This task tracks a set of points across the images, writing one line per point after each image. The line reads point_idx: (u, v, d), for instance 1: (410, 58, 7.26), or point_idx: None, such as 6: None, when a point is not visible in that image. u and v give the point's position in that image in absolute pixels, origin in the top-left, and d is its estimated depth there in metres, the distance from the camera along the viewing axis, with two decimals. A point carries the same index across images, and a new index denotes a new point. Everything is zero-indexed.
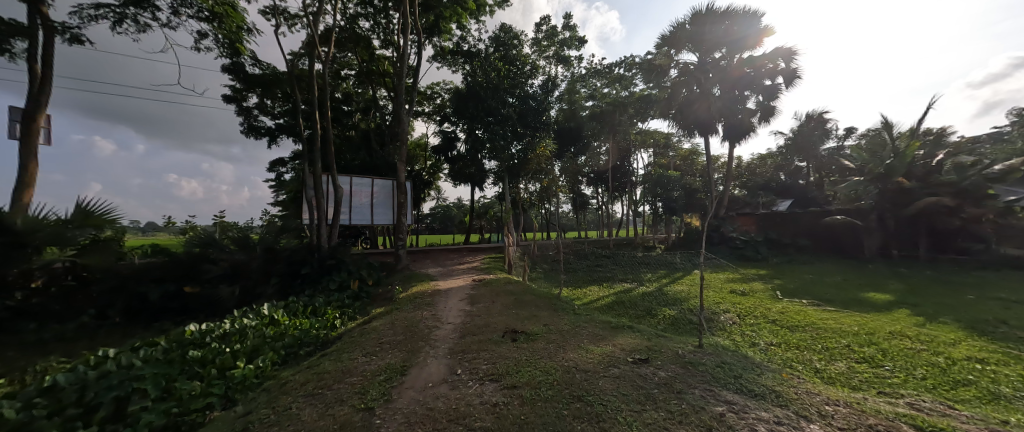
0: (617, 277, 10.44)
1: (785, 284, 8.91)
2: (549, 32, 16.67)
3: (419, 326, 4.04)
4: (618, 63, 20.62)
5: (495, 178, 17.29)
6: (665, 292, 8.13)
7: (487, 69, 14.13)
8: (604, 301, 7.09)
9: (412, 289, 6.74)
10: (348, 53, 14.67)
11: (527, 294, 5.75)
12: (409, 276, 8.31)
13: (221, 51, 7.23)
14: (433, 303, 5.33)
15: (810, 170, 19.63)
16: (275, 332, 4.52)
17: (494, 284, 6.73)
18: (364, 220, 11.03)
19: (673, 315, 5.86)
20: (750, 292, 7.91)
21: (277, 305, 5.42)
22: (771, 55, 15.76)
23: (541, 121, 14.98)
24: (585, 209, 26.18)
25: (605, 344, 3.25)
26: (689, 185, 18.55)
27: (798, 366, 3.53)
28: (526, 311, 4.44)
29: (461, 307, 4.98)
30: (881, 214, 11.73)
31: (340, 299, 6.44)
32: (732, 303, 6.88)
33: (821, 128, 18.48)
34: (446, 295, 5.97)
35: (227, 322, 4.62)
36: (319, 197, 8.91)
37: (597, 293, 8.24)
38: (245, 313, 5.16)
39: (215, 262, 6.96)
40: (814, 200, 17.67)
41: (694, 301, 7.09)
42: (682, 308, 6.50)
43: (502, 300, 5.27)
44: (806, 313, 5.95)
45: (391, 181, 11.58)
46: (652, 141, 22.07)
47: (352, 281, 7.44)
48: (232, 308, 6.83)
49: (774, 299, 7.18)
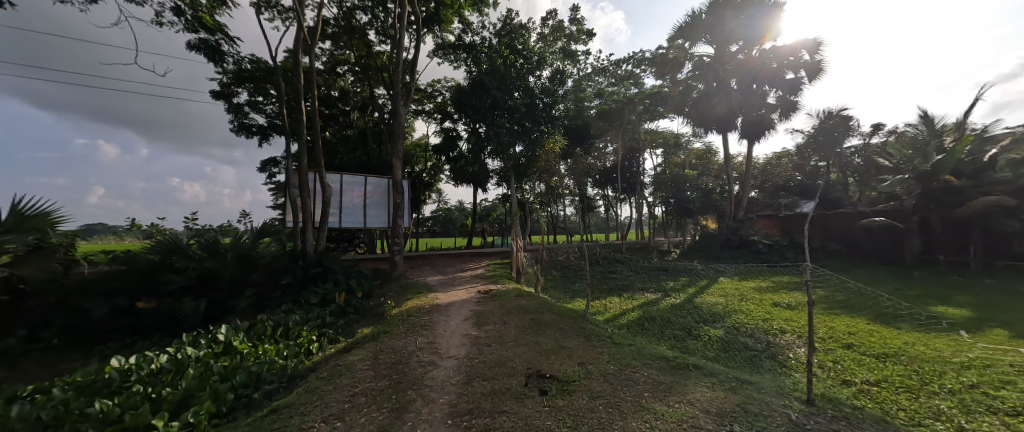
0: (636, 286, 9.40)
1: (831, 294, 7.84)
2: (555, 26, 15.72)
3: (410, 362, 3.05)
4: (627, 59, 19.69)
5: (499, 179, 16.45)
6: (696, 305, 7.10)
7: (492, 59, 13.04)
8: (629, 317, 6.11)
9: (406, 303, 5.73)
10: (345, 46, 13.79)
11: (545, 311, 4.73)
12: (404, 287, 7.27)
13: (187, 26, 6.22)
14: (430, 324, 4.31)
15: (830, 170, 18.60)
16: (228, 366, 3.51)
17: (504, 298, 5.70)
18: (355, 222, 10.03)
19: (721, 339, 4.86)
20: (797, 305, 6.85)
21: (239, 326, 4.40)
22: (796, 46, 14.72)
23: (549, 116, 14.06)
24: (591, 212, 25.22)
25: (677, 403, 2.20)
26: (706, 186, 17.49)
27: (939, 427, 2.55)
28: (549, 340, 3.43)
29: (467, 332, 3.97)
30: (925, 215, 10.67)
31: (321, 315, 5.43)
32: (784, 320, 5.84)
33: (844, 125, 17.45)
34: (446, 313, 4.96)
35: (165, 353, 3.58)
36: (304, 197, 7.91)
37: (618, 305, 7.23)
38: (198, 336, 4.17)
39: (175, 271, 5.93)
40: (838, 201, 16.62)
41: (736, 318, 6.06)
42: (727, 328, 5.48)
43: (516, 322, 4.26)
44: (883, 335, 4.90)
45: (386, 180, 10.60)
46: (661, 140, 21.07)
47: (337, 293, 6.39)
48: (196, 326, 5.80)
49: (828, 314, 6.17)
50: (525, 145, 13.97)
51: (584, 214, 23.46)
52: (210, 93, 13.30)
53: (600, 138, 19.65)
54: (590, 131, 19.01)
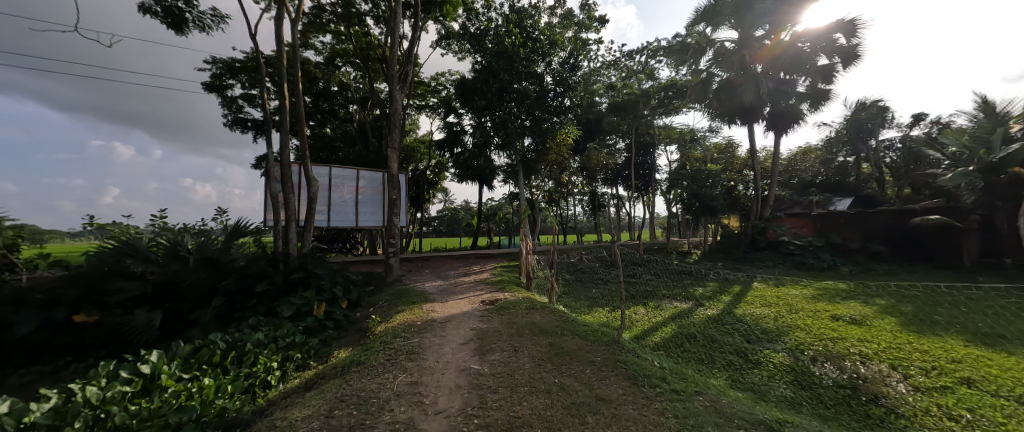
0: (661, 293, 8.34)
1: (897, 305, 6.68)
2: (564, 14, 14.73)
3: (377, 424, 2.05)
4: (640, 50, 18.60)
5: (506, 176, 15.55)
6: (738, 318, 6.01)
7: (499, 44, 11.99)
8: (664, 335, 5.07)
9: (396, 317, 4.79)
10: (341, 33, 12.86)
11: (566, 332, 3.71)
12: (396, 296, 6.28)
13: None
14: (418, 351, 3.32)
15: (861, 164, 17.29)
16: (136, 417, 2.53)
17: (512, 312, 4.68)
18: (347, 220, 9.13)
19: (790, 370, 3.81)
20: (864, 320, 5.73)
21: (177, 351, 3.44)
22: (832, 28, 13.41)
23: (560, 106, 13.00)
24: (602, 211, 24.23)
25: None
26: (728, 182, 16.29)
27: None
28: (580, 386, 2.41)
29: (466, 366, 2.97)
30: (990, 213, 9.35)
31: (292, 332, 4.49)
32: (856, 340, 4.75)
33: (881, 116, 16.11)
34: (440, 332, 4.00)
35: (54, 398, 2.59)
36: (286, 192, 6.99)
37: (646, 318, 6.18)
38: (119, 366, 3.20)
39: (126, 277, 4.97)
40: (873, 198, 15.38)
41: (795, 337, 4.97)
42: (791, 352, 4.39)
43: (530, 348, 3.28)
44: (1010, 368, 3.75)
45: (381, 174, 9.68)
46: (677, 136, 19.92)
47: (316, 304, 5.44)
48: (150, 341, 4.91)
49: (908, 332, 5.05)
50: (534, 138, 13.10)
51: (594, 213, 22.39)
52: (202, 83, 12.58)
53: (612, 134, 18.57)
54: (601, 126, 18.07)
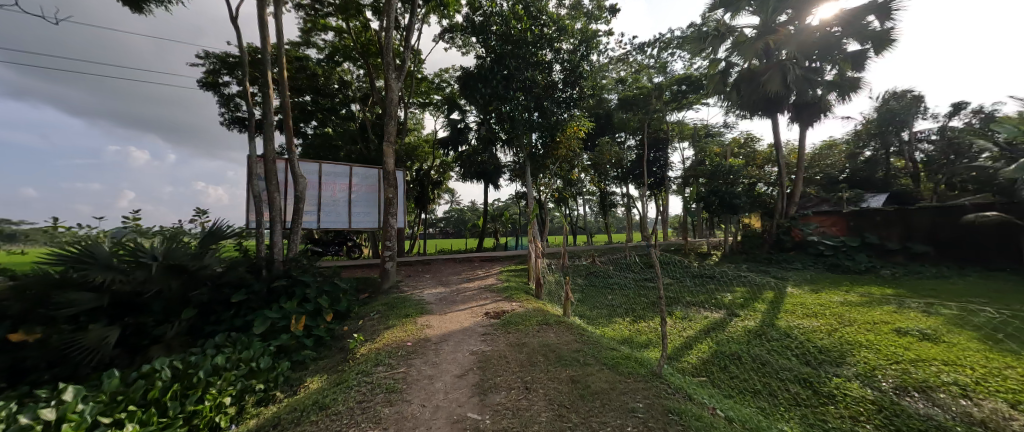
0: (686, 299, 7.54)
1: (968, 314, 5.73)
2: (573, 4, 13.95)
3: None
4: (652, 42, 17.73)
5: (512, 174, 14.86)
6: (784, 332, 5.16)
7: (503, 33, 11.24)
8: (702, 355, 4.25)
9: (383, 335, 4.06)
10: (337, 27, 12.23)
11: (590, 362, 2.91)
12: (388, 307, 5.57)
13: None
14: (402, 390, 2.58)
15: (893, 158, 16.13)
16: None
17: (521, 329, 3.90)
18: (339, 221, 8.48)
19: (877, 408, 2.99)
20: (937, 334, 4.83)
21: (102, 388, 2.70)
22: (863, 11, 12.36)
23: (569, 98, 12.20)
24: (613, 210, 23.40)
25: None
26: (748, 179, 15.35)
27: None
28: None
29: (461, 415, 2.21)
30: None
31: (259, 354, 3.77)
32: (942, 363, 3.88)
33: (914, 106, 15.00)
34: (433, 358, 3.26)
35: None
36: (269, 190, 6.33)
37: (675, 331, 5.34)
38: (22, 408, 2.49)
39: (79, 288, 4.32)
40: (907, 194, 14.27)
41: (864, 357, 4.12)
42: (869, 382, 3.52)
43: (545, 386, 2.50)
44: None
45: (377, 170, 9.01)
46: (692, 131, 19.02)
47: (296, 318, 4.74)
48: (104, 361, 4.25)
49: (1005, 354, 4.12)
50: (541, 133, 12.36)
51: (605, 213, 21.54)
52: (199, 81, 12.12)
53: (624, 130, 17.72)
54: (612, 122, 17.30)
